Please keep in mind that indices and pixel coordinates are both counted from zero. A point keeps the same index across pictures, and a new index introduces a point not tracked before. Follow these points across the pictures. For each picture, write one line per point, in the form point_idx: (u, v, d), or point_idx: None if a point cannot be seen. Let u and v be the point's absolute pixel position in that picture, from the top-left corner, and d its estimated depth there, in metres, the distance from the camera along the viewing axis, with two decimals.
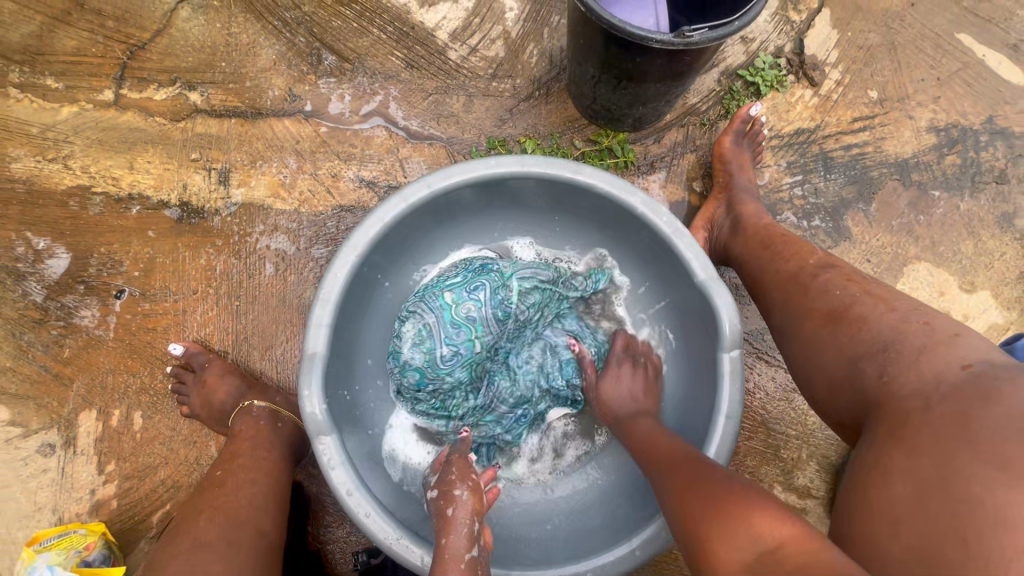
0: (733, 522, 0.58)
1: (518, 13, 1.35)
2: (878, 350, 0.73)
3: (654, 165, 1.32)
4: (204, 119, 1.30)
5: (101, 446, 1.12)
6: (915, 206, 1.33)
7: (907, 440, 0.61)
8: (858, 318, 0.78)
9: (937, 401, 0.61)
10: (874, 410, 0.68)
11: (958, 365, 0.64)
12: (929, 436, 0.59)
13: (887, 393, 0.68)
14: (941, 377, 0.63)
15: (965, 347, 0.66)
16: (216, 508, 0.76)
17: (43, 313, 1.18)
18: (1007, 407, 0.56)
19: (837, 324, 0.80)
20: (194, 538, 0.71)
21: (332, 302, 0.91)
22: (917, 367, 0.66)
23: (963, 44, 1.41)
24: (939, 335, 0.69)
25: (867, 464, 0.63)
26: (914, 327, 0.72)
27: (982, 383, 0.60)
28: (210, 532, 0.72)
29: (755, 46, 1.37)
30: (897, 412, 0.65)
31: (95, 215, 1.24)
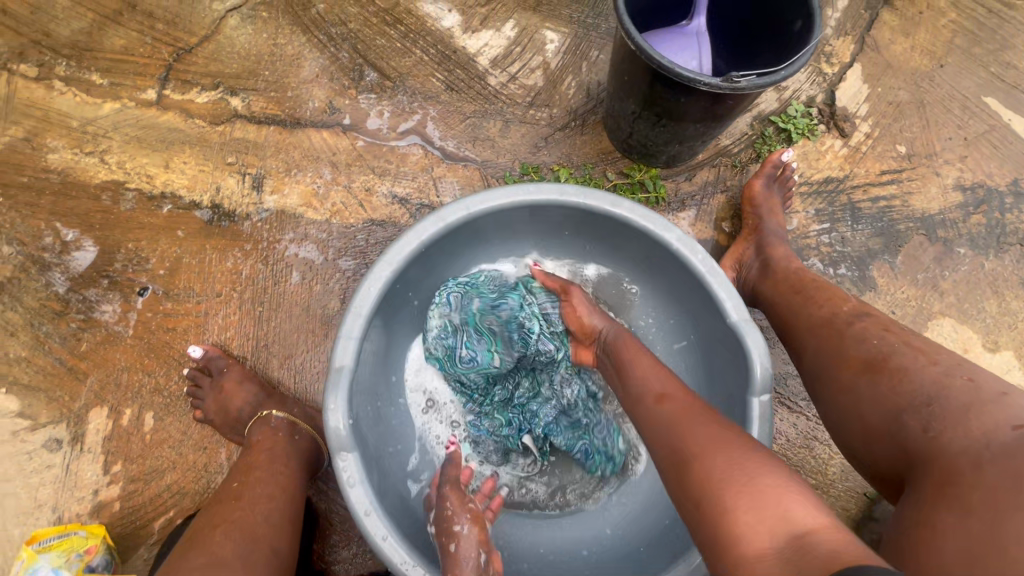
0: (751, 521, 0.54)
1: (559, 46, 1.38)
2: (920, 403, 0.72)
3: (685, 203, 1.33)
4: (243, 124, 1.31)
5: (109, 445, 1.10)
6: (941, 261, 1.33)
7: (957, 499, 0.58)
8: (899, 368, 0.77)
9: (989, 460, 0.59)
10: (922, 466, 0.66)
11: (1009, 426, 0.62)
12: (978, 495, 0.57)
13: (934, 448, 0.66)
14: (989, 435, 0.61)
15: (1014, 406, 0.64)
16: (232, 523, 0.73)
17: (64, 305, 1.17)
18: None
19: (876, 373, 0.79)
20: (209, 554, 0.68)
21: (363, 316, 0.91)
22: (966, 423, 0.65)
23: (989, 108, 1.45)
24: (984, 391, 0.67)
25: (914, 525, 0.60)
26: (958, 381, 0.71)
27: None
28: (226, 547, 0.69)
29: (788, 94, 1.40)
30: (947, 470, 0.62)
31: (126, 210, 1.25)
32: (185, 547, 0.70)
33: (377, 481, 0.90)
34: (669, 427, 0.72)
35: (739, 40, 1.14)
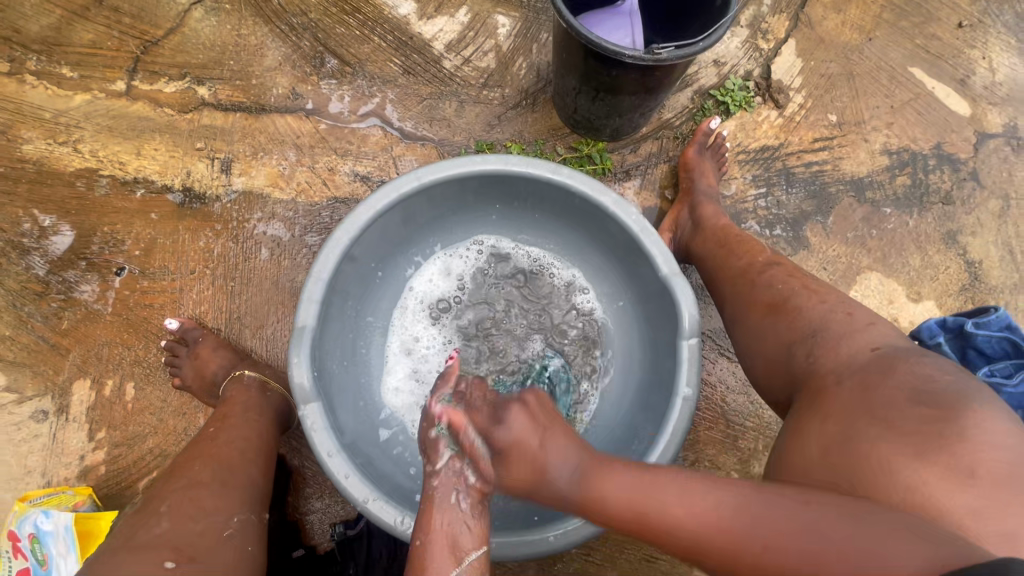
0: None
1: (510, 29, 1.46)
2: (807, 335, 0.80)
3: (630, 174, 1.42)
4: (210, 112, 1.38)
5: (92, 414, 1.17)
6: (868, 221, 1.45)
7: (821, 408, 0.69)
8: (795, 308, 0.85)
9: (848, 372, 0.71)
10: (803, 387, 0.76)
11: (868, 347, 0.72)
12: (836, 404, 0.68)
13: (813, 371, 0.75)
14: (852, 358, 0.72)
15: (876, 333, 0.74)
16: (210, 456, 0.83)
17: (44, 287, 1.24)
18: (898, 377, 0.65)
19: (776, 313, 0.87)
20: (189, 477, 0.77)
21: (323, 279, 0.99)
22: (836, 349, 0.74)
23: (915, 78, 1.56)
24: (856, 323, 0.77)
25: (794, 430, 0.72)
26: (838, 317, 0.79)
27: (887, 361, 0.69)
28: (204, 473, 0.79)
29: (727, 69, 1.50)
30: (815, 386, 0.73)
31: (101, 196, 1.31)
32: (170, 473, 0.80)
33: (342, 429, 0.98)
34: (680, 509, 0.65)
35: (666, 13, 1.23)
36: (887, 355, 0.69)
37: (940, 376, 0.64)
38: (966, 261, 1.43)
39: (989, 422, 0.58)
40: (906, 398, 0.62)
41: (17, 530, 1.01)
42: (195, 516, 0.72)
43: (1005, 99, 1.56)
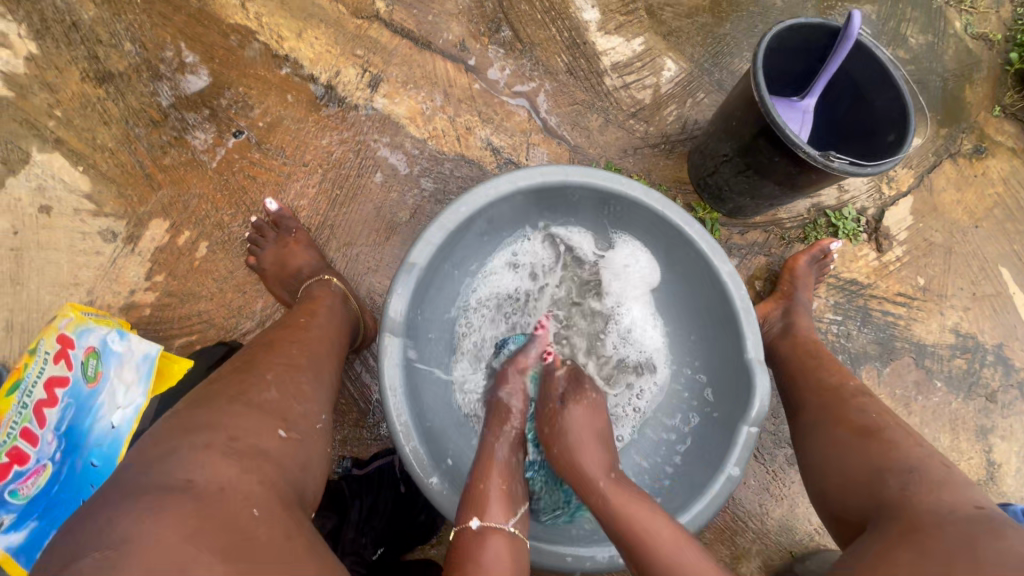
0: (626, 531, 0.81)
1: (674, 76, 1.52)
2: (903, 470, 0.82)
3: (730, 252, 1.46)
4: (379, 27, 1.37)
5: (158, 256, 1.15)
6: (918, 385, 1.50)
7: (917, 543, 0.69)
8: (889, 440, 0.88)
9: (950, 520, 0.70)
10: (887, 513, 0.77)
11: (973, 504, 0.73)
12: (937, 544, 0.67)
13: (905, 503, 0.77)
14: (954, 507, 0.72)
15: (980, 493, 0.75)
16: (304, 345, 0.85)
17: (161, 117, 1.22)
18: (1009, 543, 0.64)
19: (867, 438, 0.90)
20: (286, 359, 0.80)
21: (448, 228, 0.99)
22: (938, 494, 0.75)
23: (1001, 277, 1.64)
24: (957, 476, 0.79)
25: (882, 553, 0.71)
26: (939, 464, 0.82)
27: (992, 522, 0.69)
28: (301, 358, 0.82)
29: (847, 197, 1.57)
30: (911, 518, 0.73)
31: (248, 57, 1.28)
32: (266, 346, 0.83)
33: (409, 372, 0.98)
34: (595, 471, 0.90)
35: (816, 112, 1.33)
36: (1001, 521, 0.69)
37: None
38: (987, 459, 1.49)
39: None
40: (1017, 563, 0.61)
41: (76, 339, 0.99)
42: (298, 397, 0.75)
43: None
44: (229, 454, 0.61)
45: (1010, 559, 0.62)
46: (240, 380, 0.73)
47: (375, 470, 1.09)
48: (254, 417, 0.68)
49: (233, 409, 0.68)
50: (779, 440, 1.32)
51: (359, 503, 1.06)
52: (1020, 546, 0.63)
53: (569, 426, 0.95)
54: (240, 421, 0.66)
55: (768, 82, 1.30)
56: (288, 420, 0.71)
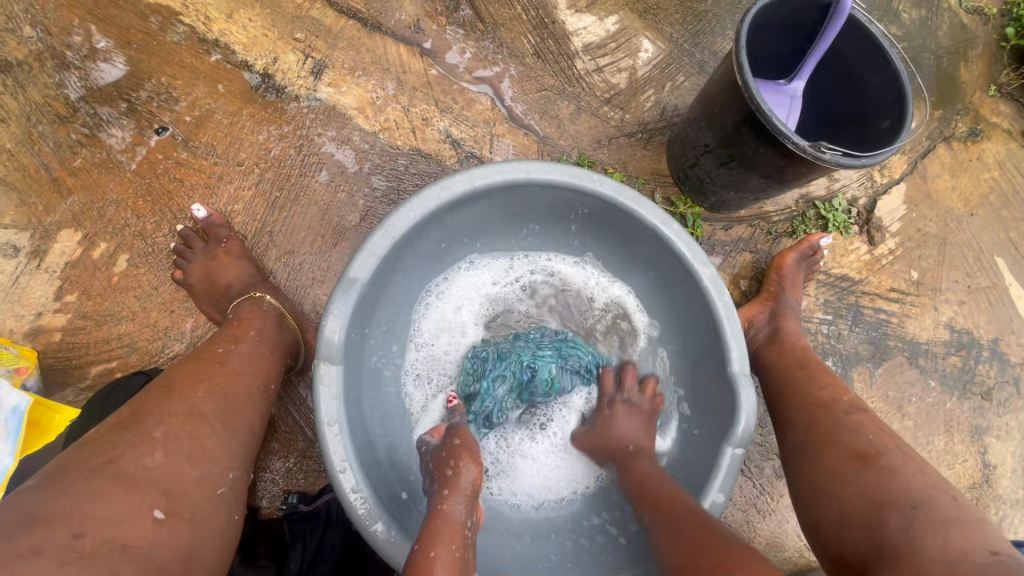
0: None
1: (651, 58, 1.39)
2: (905, 502, 0.73)
3: (713, 249, 1.35)
4: (322, 6, 1.22)
5: (69, 272, 1.01)
6: (911, 386, 1.41)
7: None
8: (889, 467, 0.79)
9: (963, 571, 0.61)
10: (888, 558, 0.68)
11: (986, 550, 0.64)
12: None
13: (908, 546, 0.68)
14: (965, 554, 0.63)
15: (992, 535, 0.67)
16: (214, 385, 0.78)
17: (70, 112, 1.07)
18: None
19: (864, 464, 0.81)
20: (190, 406, 0.74)
21: (393, 236, 0.87)
22: (946, 537, 0.66)
23: (997, 268, 1.56)
24: (968, 513, 0.70)
25: None
26: (945, 497, 0.73)
27: (1009, 572, 0.60)
28: (206, 405, 0.75)
29: (838, 188, 1.46)
30: (916, 566, 0.65)
31: (171, 42, 1.13)
32: (166, 388, 0.76)
33: (351, 401, 0.86)
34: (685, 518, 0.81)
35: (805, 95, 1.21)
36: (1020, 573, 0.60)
37: None
38: (983, 461, 1.42)
39: None
40: None
41: None
42: (192, 459, 0.70)
43: None
44: (68, 561, 0.56)
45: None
46: (124, 441, 0.67)
47: (323, 507, 0.98)
48: (124, 497, 0.63)
49: (96, 487, 0.62)
50: (766, 452, 1.23)
51: (301, 547, 0.95)
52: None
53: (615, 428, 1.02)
54: (96, 508, 0.61)
55: (753, 63, 1.18)
56: (172, 494, 0.66)
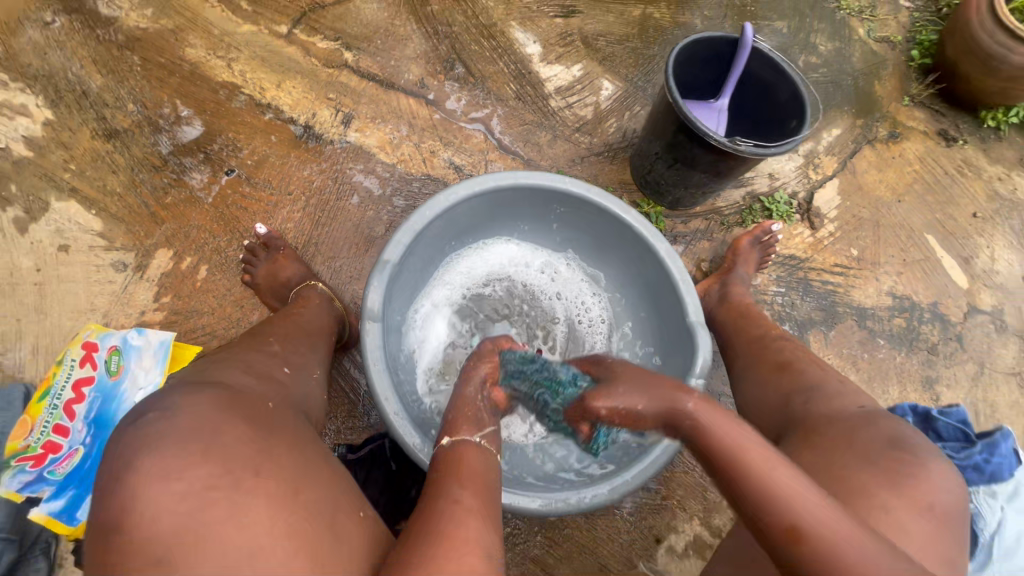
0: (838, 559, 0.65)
1: (611, 94, 1.73)
2: (804, 388, 0.96)
3: (676, 239, 1.63)
4: (349, 74, 1.58)
5: (164, 280, 1.30)
6: (863, 344, 1.64)
7: (819, 441, 0.83)
8: (798, 368, 1.02)
9: (837, 417, 0.86)
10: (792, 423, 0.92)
11: (856, 404, 0.89)
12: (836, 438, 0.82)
13: (807, 414, 0.91)
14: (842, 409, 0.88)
15: (860, 396, 0.91)
16: (297, 325, 1.05)
17: (162, 162, 1.39)
18: (880, 427, 0.82)
19: (782, 371, 1.03)
20: (284, 332, 1.00)
21: (415, 229, 1.16)
22: (829, 401, 0.90)
23: (928, 243, 1.81)
24: (847, 386, 0.94)
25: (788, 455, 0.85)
26: (834, 381, 0.97)
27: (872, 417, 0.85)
28: (296, 332, 1.01)
29: (778, 185, 1.75)
30: (811, 424, 0.88)
31: (236, 107, 1.48)
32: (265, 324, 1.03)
33: (388, 353, 1.12)
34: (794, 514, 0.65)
35: (731, 111, 1.53)
36: (877, 416, 0.85)
37: (915, 435, 0.81)
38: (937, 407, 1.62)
39: (947, 477, 0.76)
40: (885, 442, 0.79)
41: (97, 343, 1.12)
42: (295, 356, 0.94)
43: (996, 285, 1.82)
44: (249, 372, 0.80)
45: (876, 444, 0.79)
46: (251, 340, 0.93)
47: (367, 453, 1.21)
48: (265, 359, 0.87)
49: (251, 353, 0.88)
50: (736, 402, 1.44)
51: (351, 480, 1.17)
52: (885, 432, 0.81)
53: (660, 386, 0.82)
54: (253, 358, 0.85)
55: (688, 88, 1.51)
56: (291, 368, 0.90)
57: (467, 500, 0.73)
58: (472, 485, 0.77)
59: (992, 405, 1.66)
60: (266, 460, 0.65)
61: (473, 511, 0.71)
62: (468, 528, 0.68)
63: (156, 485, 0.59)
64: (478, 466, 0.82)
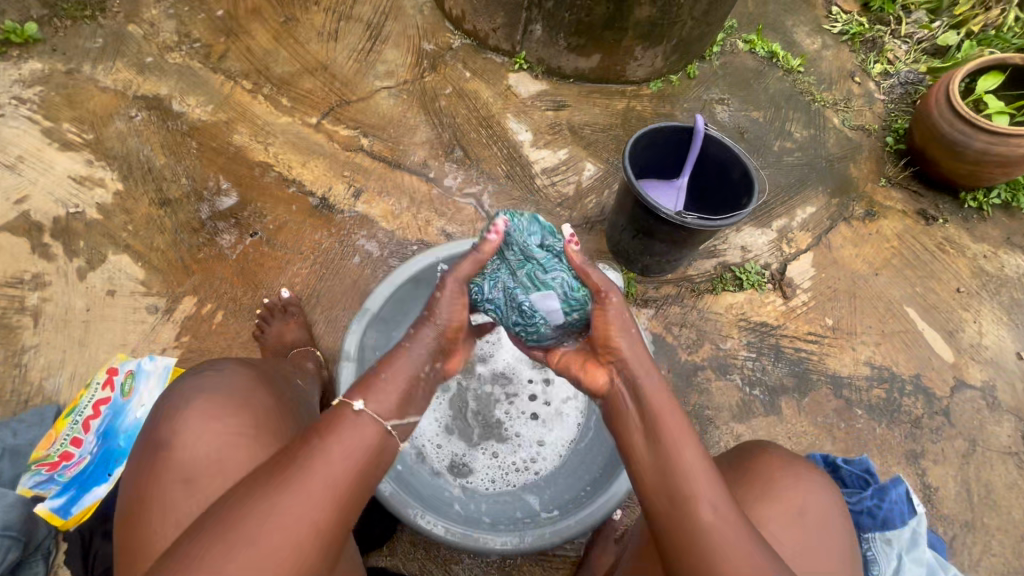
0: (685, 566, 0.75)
1: (592, 174, 1.94)
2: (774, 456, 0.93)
3: (647, 303, 1.74)
4: (363, 156, 1.87)
5: (186, 323, 1.52)
6: (838, 413, 1.65)
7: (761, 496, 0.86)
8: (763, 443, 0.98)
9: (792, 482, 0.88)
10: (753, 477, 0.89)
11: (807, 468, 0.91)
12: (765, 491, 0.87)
13: (767, 479, 0.89)
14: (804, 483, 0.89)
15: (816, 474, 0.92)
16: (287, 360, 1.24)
17: (200, 225, 1.67)
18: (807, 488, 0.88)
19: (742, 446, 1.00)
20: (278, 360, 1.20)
21: (395, 283, 1.34)
22: (798, 476, 0.89)
23: (909, 316, 1.84)
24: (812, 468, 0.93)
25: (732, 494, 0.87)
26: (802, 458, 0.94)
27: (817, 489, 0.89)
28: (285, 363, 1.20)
29: (750, 257, 1.87)
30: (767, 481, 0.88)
31: (267, 182, 1.77)
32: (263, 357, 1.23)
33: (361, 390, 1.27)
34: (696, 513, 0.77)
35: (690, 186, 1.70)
36: (802, 471, 0.90)
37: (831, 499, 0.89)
38: (922, 482, 1.58)
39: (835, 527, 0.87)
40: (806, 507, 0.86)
41: (117, 369, 1.25)
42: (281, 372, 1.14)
43: (987, 361, 1.80)
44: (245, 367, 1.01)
45: (788, 506, 0.86)
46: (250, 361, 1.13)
47: None
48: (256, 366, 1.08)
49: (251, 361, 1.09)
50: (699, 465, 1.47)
51: None
52: (801, 501, 0.86)
53: (635, 366, 0.93)
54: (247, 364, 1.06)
55: (654, 169, 1.69)
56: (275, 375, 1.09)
57: (316, 491, 0.74)
58: (327, 476, 0.76)
59: (988, 485, 1.60)
60: (267, 430, 0.89)
61: (306, 512, 0.73)
62: (294, 522, 0.71)
63: (196, 428, 0.85)
64: (347, 452, 0.79)
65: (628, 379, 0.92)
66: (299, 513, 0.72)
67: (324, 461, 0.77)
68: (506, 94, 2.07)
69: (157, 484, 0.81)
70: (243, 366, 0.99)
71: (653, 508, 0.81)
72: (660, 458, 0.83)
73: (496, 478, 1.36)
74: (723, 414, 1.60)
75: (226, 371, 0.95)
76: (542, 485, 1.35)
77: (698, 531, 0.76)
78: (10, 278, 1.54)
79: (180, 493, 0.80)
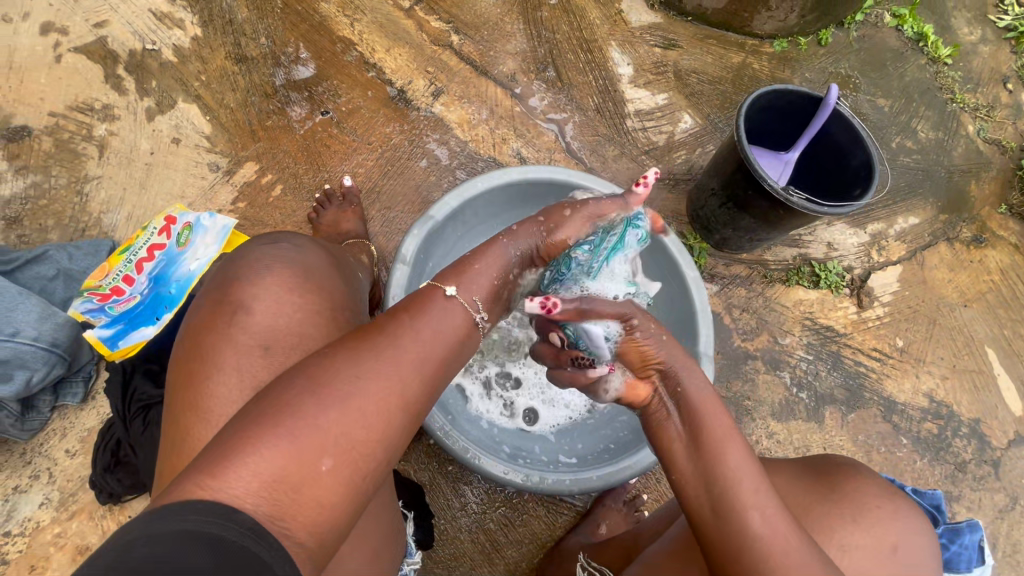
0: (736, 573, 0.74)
1: (688, 128, 1.77)
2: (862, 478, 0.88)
3: (712, 278, 1.64)
4: (450, 54, 1.73)
5: (244, 188, 1.49)
6: (882, 437, 1.57)
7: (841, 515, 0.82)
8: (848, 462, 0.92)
9: (882, 509, 0.83)
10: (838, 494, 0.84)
11: (897, 497, 0.86)
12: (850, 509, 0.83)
13: (853, 500, 0.84)
14: (896, 514, 0.83)
15: (906, 505, 0.86)
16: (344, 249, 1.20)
17: (273, 91, 1.59)
18: (899, 519, 0.83)
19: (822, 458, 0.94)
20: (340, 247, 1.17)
21: (464, 196, 1.25)
22: (889, 505, 0.84)
23: (987, 357, 1.69)
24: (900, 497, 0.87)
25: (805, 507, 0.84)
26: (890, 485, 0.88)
27: (906, 520, 0.83)
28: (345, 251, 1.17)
29: (834, 255, 1.72)
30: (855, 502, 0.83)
31: (347, 60, 1.66)
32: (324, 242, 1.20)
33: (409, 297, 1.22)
34: (741, 519, 0.76)
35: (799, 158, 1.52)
36: (901, 507, 0.84)
37: (921, 533, 0.83)
38: None
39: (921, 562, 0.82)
40: (895, 536, 0.81)
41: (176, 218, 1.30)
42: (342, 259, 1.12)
43: None
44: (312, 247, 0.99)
45: (882, 542, 0.80)
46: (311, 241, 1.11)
47: None
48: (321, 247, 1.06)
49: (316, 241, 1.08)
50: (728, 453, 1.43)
51: None
52: (896, 537, 0.81)
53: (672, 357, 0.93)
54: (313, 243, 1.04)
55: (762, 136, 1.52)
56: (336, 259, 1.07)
57: (410, 354, 0.76)
58: (419, 345, 0.78)
59: (1016, 545, 1.52)
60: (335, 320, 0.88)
61: (400, 373, 0.74)
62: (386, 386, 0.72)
63: (261, 292, 0.85)
64: (436, 323, 0.83)
65: (671, 379, 0.91)
66: (392, 373, 0.73)
67: (416, 334, 0.79)
68: (615, 19, 1.86)
69: (213, 332, 0.82)
70: (319, 247, 0.99)
71: (697, 518, 0.80)
72: (702, 465, 0.82)
73: (522, 411, 1.33)
74: (762, 409, 1.54)
75: (302, 246, 0.95)
76: (565, 434, 1.31)
77: (748, 540, 0.74)
78: (80, 103, 1.52)
79: (263, 361, 0.80)
